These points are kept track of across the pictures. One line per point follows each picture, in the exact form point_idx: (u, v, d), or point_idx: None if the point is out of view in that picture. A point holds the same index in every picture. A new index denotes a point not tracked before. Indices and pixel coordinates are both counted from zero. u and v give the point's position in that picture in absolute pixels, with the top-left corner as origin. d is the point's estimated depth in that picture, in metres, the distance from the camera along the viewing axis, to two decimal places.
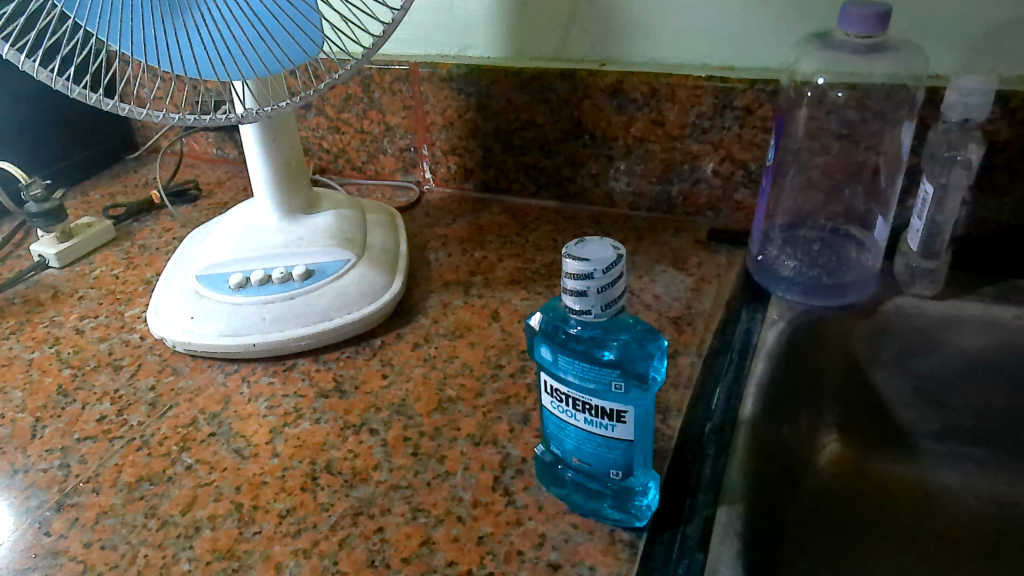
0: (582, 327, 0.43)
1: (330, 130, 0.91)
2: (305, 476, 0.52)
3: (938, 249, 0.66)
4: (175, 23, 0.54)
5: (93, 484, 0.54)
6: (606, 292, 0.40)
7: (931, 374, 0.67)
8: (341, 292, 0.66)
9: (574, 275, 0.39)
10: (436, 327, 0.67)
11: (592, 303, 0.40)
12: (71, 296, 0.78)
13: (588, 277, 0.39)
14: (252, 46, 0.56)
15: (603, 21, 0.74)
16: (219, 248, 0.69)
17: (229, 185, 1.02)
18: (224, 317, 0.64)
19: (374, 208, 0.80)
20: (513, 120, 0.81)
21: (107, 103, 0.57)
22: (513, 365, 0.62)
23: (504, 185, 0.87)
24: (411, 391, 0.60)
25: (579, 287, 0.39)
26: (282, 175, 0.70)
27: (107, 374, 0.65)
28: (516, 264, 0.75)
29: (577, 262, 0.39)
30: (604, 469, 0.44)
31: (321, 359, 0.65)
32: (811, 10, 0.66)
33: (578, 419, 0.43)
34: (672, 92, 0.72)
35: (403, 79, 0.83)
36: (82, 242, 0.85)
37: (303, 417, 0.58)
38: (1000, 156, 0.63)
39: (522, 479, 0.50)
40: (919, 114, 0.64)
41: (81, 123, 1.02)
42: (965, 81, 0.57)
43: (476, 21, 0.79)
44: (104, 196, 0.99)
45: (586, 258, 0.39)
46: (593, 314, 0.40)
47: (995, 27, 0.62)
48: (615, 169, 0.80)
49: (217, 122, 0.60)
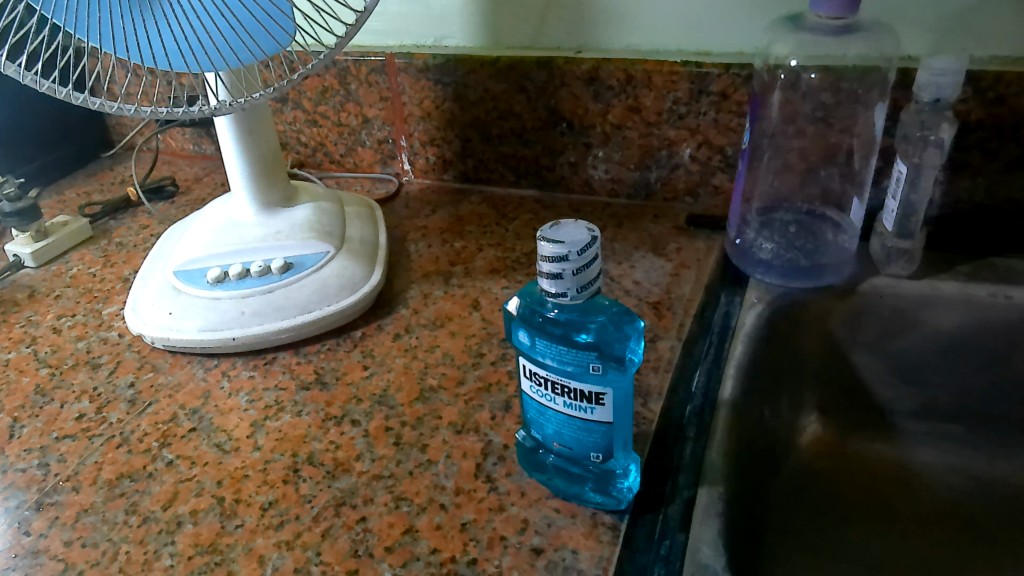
0: (559, 310, 0.43)
1: (307, 124, 0.91)
2: (286, 469, 0.52)
3: (913, 229, 0.66)
4: (145, 14, 0.53)
5: (72, 482, 0.53)
6: (582, 274, 0.40)
7: (908, 355, 0.68)
8: (321, 284, 0.65)
9: (550, 258, 0.39)
10: (417, 317, 0.67)
11: (568, 285, 0.40)
12: (48, 296, 0.77)
13: (563, 259, 0.39)
14: (223, 38, 0.56)
15: (578, 7, 0.74)
16: (196, 244, 0.68)
17: (207, 181, 1.01)
18: (203, 312, 0.64)
19: (352, 200, 0.79)
20: (490, 109, 0.81)
21: (77, 98, 0.56)
22: (494, 353, 0.62)
23: (484, 175, 0.86)
24: (393, 381, 0.60)
25: (555, 269, 0.39)
26: (259, 168, 0.69)
27: (85, 373, 0.65)
28: (496, 253, 0.75)
29: (551, 244, 0.39)
30: (584, 452, 0.45)
31: (302, 352, 0.65)
32: None
33: (558, 403, 0.43)
34: (648, 78, 0.72)
35: (379, 70, 0.83)
36: (58, 241, 0.84)
37: (284, 410, 0.58)
38: (972, 135, 0.64)
39: (505, 466, 0.50)
40: (892, 96, 0.65)
41: (54, 122, 1.00)
42: (936, 61, 0.58)
43: (451, 11, 0.79)
44: (79, 194, 0.98)
45: (561, 241, 0.39)
46: (569, 296, 0.40)
47: (966, 7, 0.62)
48: (593, 157, 0.80)
49: (190, 114, 0.60)
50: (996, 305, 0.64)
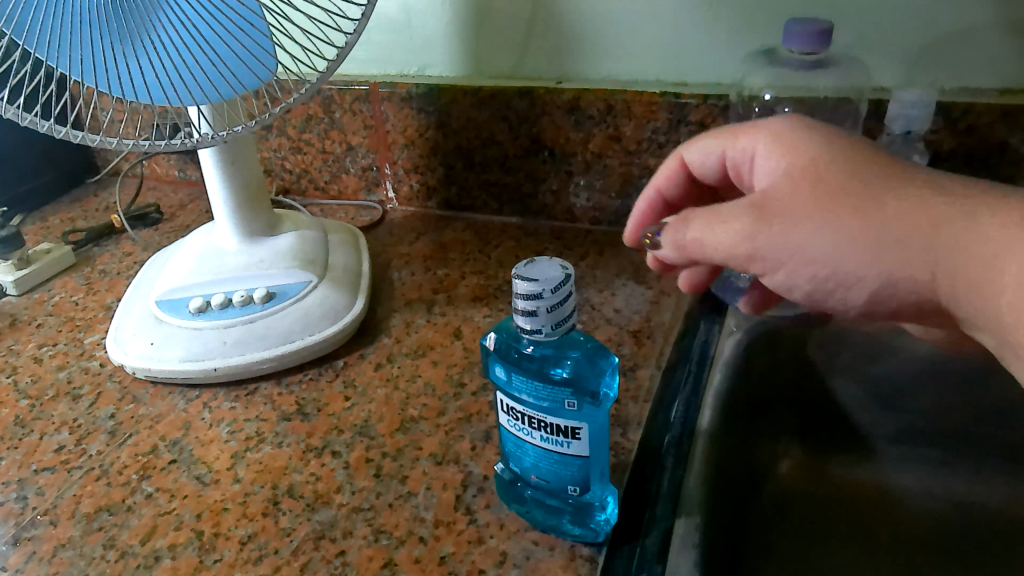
0: (535, 347, 0.44)
1: (292, 151, 0.91)
2: (266, 501, 0.52)
3: None
4: (126, 50, 0.54)
5: (50, 516, 0.53)
6: (556, 311, 0.40)
7: (883, 380, 0.68)
8: (303, 314, 0.66)
9: (524, 295, 0.40)
10: (399, 345, 0.68)
11: (542, 323, 0.40)
12: (29, 324, 0.77)
13: (537, 297, 0.39)
14: (203, 72, 0.56)
15: (558, 38, 0.75)
16: (179, 273, 0.69)
17: (192, 207, 1.01)
18: (184, 342, 0.64)
19: (335, 227, 0.80)
20: (474, 137, 0.81)
21: (58, 131, 0.57)
22: (475, 383, 0.62)
23: (467, 202, 0.87)
24: (374, 411, 0.60)
25: (529, 306, 0.40)
26: (242, 198, 0.70)
27: (65, 404, 0.65)
28: (479, 281, 0.76)
29: (525, 282, 0.40)
30: (561, 485, 0.45)
31: (284, 382, 0.65)
32: (760, 28, 0.68)
33: (535, 437, 0.44)
34: (627, 107, 0.73)
35: (363, 99, 0.83)
36: (40, 268, 0.84)
37: (265, 441, 0.58)
38: (945, 164, 0.65)
39: (484, 498, 0.50)
40: (865, 127, 0.66)
41: (39, 149, 1.00)
42: (906, 93, 0.59)
43: (434, 41, 0.80)
44: (63, 221, 0.98)
45: (534, 279, 0.40)
46: (545, 333, 0.41)
47: (934, 40, 0.64)
48: (575, 184, 0.81)
49: (172, 147, 0.60)
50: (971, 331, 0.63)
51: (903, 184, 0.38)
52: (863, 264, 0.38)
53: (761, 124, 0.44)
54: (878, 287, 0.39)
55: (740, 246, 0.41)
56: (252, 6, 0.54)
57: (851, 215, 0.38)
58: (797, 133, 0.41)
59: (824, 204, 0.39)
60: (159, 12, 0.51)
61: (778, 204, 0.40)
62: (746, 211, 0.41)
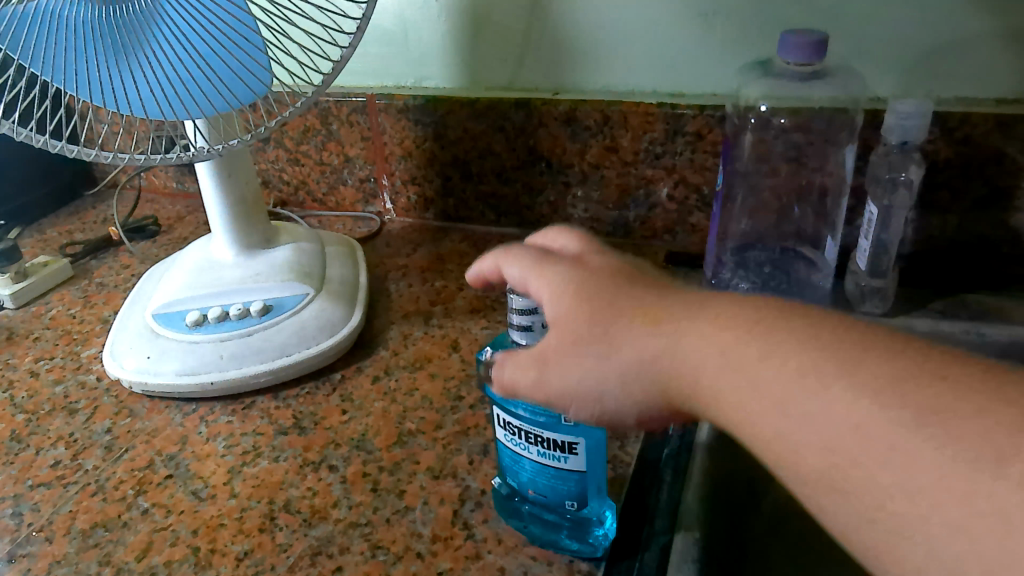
0: None
1: (289, 163, 0.91)
2: (263, 517, 0.52)
3: (885, 269, 0.67)
4: (121, 64, 0.54)
5: (46, 532, 0.52)
6: None
7: None
8: (300, 327, 0.65)
9: (521, 311, 0.43)
10: (396, 358, 0.67)
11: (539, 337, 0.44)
12: (26, 338, 0.77)
13: (533, 313, 0.43)
14: (199, 86, 0.56)
15: (554, 49, 0.75)
16: (175, 287, 0.68)
17: (189, 220, 1.01)
18: (180, 356, 0.64)
19: (333, 239, 0.80)
20: (470, 149, 0.81)
21: (53, 145, 0.57)
22: (473, 396, 0.62)
23: (464, 214, 0.87)
24: (371, 425, 0.60)
25: (525, 321, 0.43)
26: (239, 211, 0.70)
27: (62, 419, 0.64)
28: (477, 292, 0.76)
29: (522, 299, 0.43)
30: (559, 500, 0.45)
31: (281, 395, 0.64)
32: (755, 39, 0.68)
33: (532, 451, 0.43)
34: (624, 119, 0.73)
35: (360, 111, 0.83)
36: (38, 281, 0.84)
37: (261, 456, 0.58)
38: (941, 174, 0.65)
39: (482, 512, 0.50)
40: (861, 137, 0.66)
41: (37, 162, 1.00)
42: (901, 105, 0.59)
43: (430, 53, 0.80)
44: (61, 234, 0.98)
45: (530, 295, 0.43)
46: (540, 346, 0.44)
47: (929, 50, 0.64)
48: (572, 196, 0.81)
49: (168, 161, 0.60)
50: (970, 342, 0.63)
51: (724, 305, 0.35)
52: (621, 403, 0.37)
53: (548, 270, 0.41)
54: (608, 411, 0.38)
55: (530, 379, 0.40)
56: (247, 20, 0.54)
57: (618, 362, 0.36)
58: (581, 284, 0.39)
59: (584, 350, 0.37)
60: (152, 26, 0.52)
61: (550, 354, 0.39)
62: (531, 364, 0.40)
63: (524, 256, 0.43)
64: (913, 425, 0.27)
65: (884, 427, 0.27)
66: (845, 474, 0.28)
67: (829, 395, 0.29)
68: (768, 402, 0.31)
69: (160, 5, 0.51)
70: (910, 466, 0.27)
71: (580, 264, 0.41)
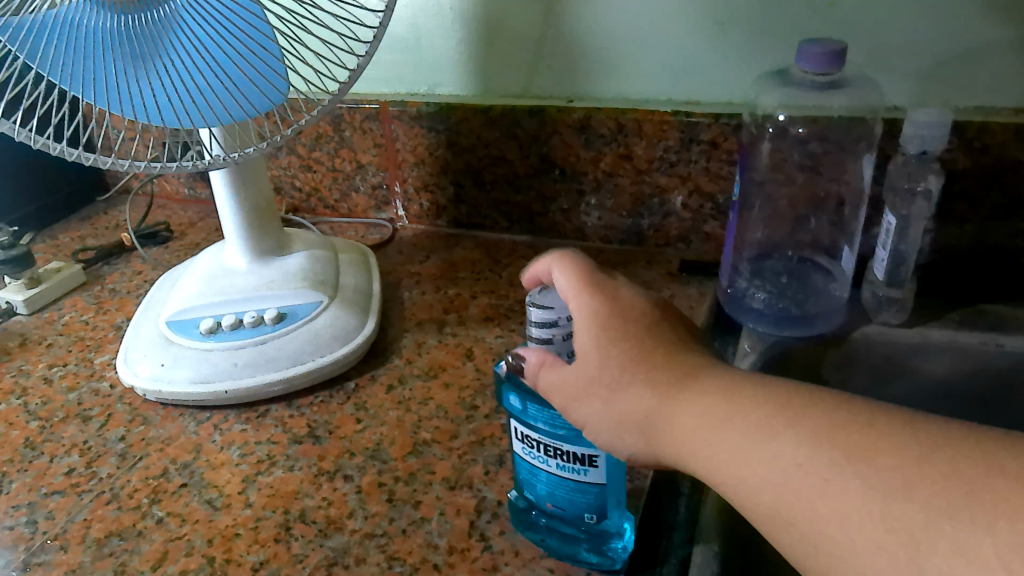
0: None
1: (301, 169, 0.91)
2: (278, 527, 0.52)
3: (903, 278, 0.67)
4: (139, 73, 0.54)
5: (60, 541, 0.52)
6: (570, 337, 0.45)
7: (901, 404, 0.66)
8: (313, 335, 0.65)
9: (541, 323, 0.45)
10: (410, 367, 0.67)
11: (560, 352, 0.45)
12: (39, 344, 0.77)
13: (553, 324, 0.44)
14: (216, 95, 0.56)
15: (568, 57, 0.75)
16: (189, 295, 0.68)
17: (201, 226, 1.01)
18: (194, 364, 0.64)
19: (345, 246, 0.79)
20: (483, 156, 0.81)
21: (70, 154, 0.57)
22: (488, 405, 0.61)
23: (477, 221, 0.87)
24: (386, 434, 0.59)
25: (545, 334, 0.45)
26: (252, 218, 0.70)
27: (75, 426, 0.64)
28: (490, 301, 0.76)
29: (541, 311, 0.44)
30: (578, 513, 0.45)
31: (295, 404, 0.64)
32: (771, 47, 0.68)
33: (550, 464, 0.44)
34: (638, 127, 0.73)
35: (373, 117, 0.83)
36: (50, 287, 0.84)
37: (276, 465, 0.58)
38: (959, 183, 0.65)
39: (498, 523, 0.50)
40: (879, 146, 0.66)
41: (49, 168, 1.01)
42: (919, 115, 0.59)
43: (443, 60, 0.80)
44: (73, 239, 0.99)
45: (550, 307, 0.45)
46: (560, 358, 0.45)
47: (947, 59, 0.64)
48: (585, 204, 0.80)
49: (184, 169, 0.60)
50: (987, 353, 0.64)
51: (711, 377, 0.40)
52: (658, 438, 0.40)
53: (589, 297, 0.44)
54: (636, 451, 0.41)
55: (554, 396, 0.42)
56: (264, 30, 0.53)
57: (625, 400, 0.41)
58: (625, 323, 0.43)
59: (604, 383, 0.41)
60: (170, 35, 0.52)
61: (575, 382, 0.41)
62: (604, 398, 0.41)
63: (572, 270, 0.45)
64: (846, 479, 0.33)
65: (834, 484, 0.33)
66: (794, 514, 0.34)
67: (782, 445, 0.35)
68: (729, 455, 0.37)
69: (179, 15, 0.51)
70: (844, 511, 0.32)
71: (615, 299, 0.44)
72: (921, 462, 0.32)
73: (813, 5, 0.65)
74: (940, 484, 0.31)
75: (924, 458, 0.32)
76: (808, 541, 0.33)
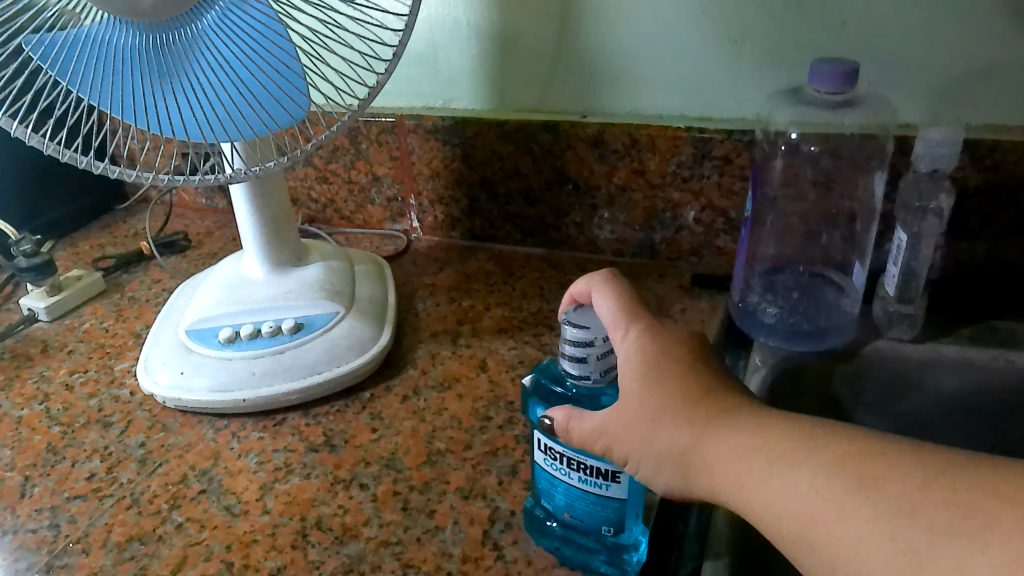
0: (576, 387, 0.48)
1: (318, 181, 0.93)
2: (294, 534, 0.53)
3: (914, 294, 0.67)
4: (164, 91, 0.55)
5: (82, 544, 0.54)
6: (604, 358, 0.45)
7: (912, 418, 0.66)
8: (330, 345, 0.66)
9: (574, 342, 0.45)
10: (425, 378, 0.68)
11: (591, 369, 0.45)
12: (60, 351, 0.78)
13: (587, 344, 0.45)
14: (238, 110, 0.58)
15: (582, 74, 0.76)
16: (208, 304, 0.70)
17: (218, 235, 1.03)
18: (213, 373, 0.65)
19: (361, 257, 0.81)
20: (498, 169, 0.82)
21: (97, 167, 0.58)
22: (501, 416, 0.62)
23: (491, 233, 0.88)
24: (400, 444, 0.60)
25: (579, 353, 0.45)
26: (271, 230, 0.71)
27: (96, 432, 0.66)
28: (503, 312, 0.77)
29: (576, 330, 0.45)
30: (595, 525, 0.46)
31: (312, 413, 0.65)
32: (784, 65, 0.68)
33: (572, 477, 0.46)
34: (652, 142, 0.74)
35: (389, 130, 0.84)
36: (71, 295, 0.86)
37: (293, 472, 0.59)
38: (971, 201, 0.66)
39: (512, 533, 0.51)
40: (891, 163, 0.67)
41: (71, 178, 1.02)
42: (932, 132, 0.59)
43: (460, 75, 0.81)
44: (93, 247, 1.00)
45: (585, 327, 0.45)
46: (592, 379, 0.46)
47: (959, 78, 0.64)
48: (598, 218, 0.81)
49: (206, 182, 0.61)
50: (999, 369, 0.64)
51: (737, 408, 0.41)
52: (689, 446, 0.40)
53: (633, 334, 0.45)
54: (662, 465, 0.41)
55: (595, 442, 0.42)
56: (285, 48, 0.55)
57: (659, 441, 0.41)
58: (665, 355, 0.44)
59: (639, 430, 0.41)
60: (195, 55, 0.53)
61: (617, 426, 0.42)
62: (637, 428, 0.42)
63: (614, 304, 0.47)
64: (862, 496, 0.33)
65: (846, 505, 0.33)
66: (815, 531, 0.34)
67: (802, 467, 0.36)
68: (753, 475, 0.37)
69: (203, 35, 0.52)
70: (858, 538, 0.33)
71: (658, 332, 0.45)
72: (929, 485, 0.32)
73: (826, 23, 0.65)
74: (948, 504, 0.31)
75: (932, 482, 0.32)
76: (823, 557, 0.34)
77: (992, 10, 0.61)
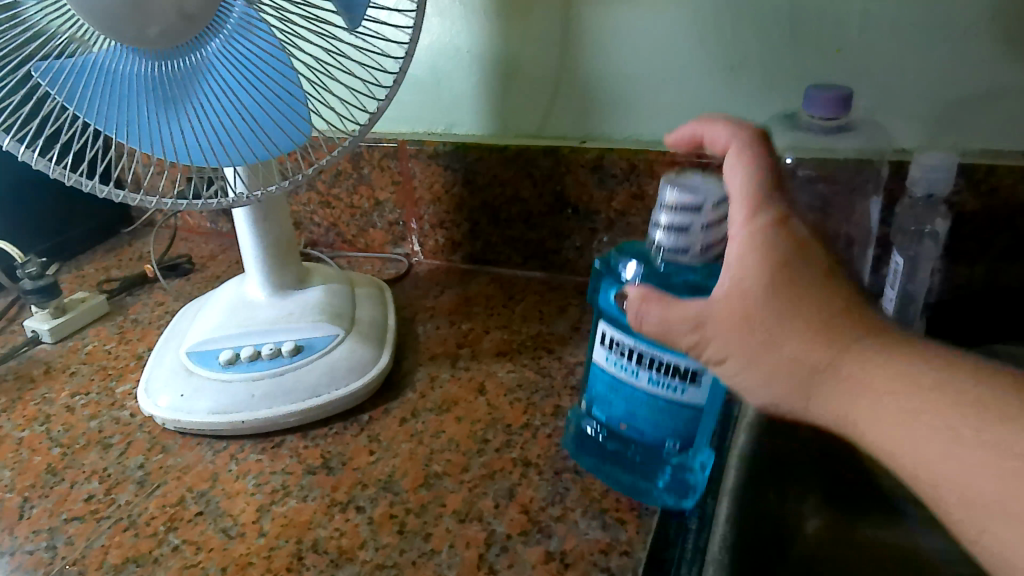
0: (667, 263, 0.50)
1: (321, 205, 0.93)
2: (291, 556, 0.53)
3: (911, 317, 0.67)
4: (169, 116, 0.56)
5: (79, 566, 0.54)
6: (708, 228, 0.48)
7: None
8: (330, 367, 0.67)
9: (678, 214, 0.48)
10: (424, 400, 0.68)
11: (693, 240, 0.48)
12: (63, 373, 0.79)
13: (694, 211, 0.47)
14: (242, 136, 0.58)
15: (582, 100, 0.78)
16: (210, 326, 0.70)
17: (222, 258, 1.04)
18: (214, 395, 0.65)
19: (363, 280, 0.81)
20: (498, 194, 0.83)
21: (102, 190, 0.59)
22: (499, 439, 0.62)
23: (491, 257, 0.89)
24: (398, 466, 0.60)
25: (680, 219, 0.48)
26: (273, 253, 0.72)
27: (96, 453, 0.66)
28: (503, 335, 0.77)
29: (682, 193, 0.48)
30: (662, 437, 0.52)
31: (310, 435, 0.66)
32: (780, 92, 0.69)
33: (643, 379, 0.51)
34: (650, 167, 0.75)
35: (391, 155, 0.86)
36: (75, 317, 0.87)
37: (290, 495, 0.59)
38: (968, 225, 0.66)
39: (508, 556, 0.51)
40: (887, 188, 0.67)
41: (78, 202, 1.04)
42: (927, 158, 0.60)
43: (461, 102, 0.82)
44: (98, 270, 1.01)
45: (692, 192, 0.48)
46: (691, 253, 0.48)
47: (955, 104, 0.65)
48: (598, 242, 0.82)
49: (209, 206, 0.62)
50: None
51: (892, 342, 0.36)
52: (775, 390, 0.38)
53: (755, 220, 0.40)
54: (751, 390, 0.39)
55: (676, 330, 0.41)
56: (289, 75, 0.57)
57: (770, 362, 0.37)
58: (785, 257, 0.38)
59: (752, 341, 0.38)
60: (199, 80, 0.54)
61: (715, 320, 0.39)
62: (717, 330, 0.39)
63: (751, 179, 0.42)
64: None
65: (980, 470, 0.32)
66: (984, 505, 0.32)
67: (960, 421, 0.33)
68: (887, 414, 0.35)
69: (208, 60, 0.53)
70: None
71: (786, 223, 0.39)
72: None
73: (821, 51, 0.66)
74: None
75: None
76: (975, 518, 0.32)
77: (985, 38, 0.62)
